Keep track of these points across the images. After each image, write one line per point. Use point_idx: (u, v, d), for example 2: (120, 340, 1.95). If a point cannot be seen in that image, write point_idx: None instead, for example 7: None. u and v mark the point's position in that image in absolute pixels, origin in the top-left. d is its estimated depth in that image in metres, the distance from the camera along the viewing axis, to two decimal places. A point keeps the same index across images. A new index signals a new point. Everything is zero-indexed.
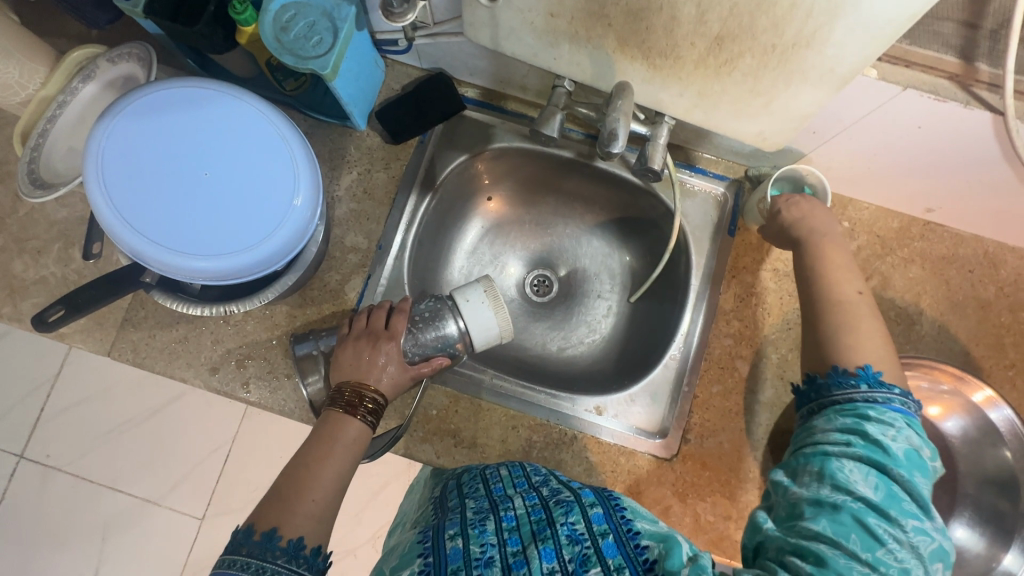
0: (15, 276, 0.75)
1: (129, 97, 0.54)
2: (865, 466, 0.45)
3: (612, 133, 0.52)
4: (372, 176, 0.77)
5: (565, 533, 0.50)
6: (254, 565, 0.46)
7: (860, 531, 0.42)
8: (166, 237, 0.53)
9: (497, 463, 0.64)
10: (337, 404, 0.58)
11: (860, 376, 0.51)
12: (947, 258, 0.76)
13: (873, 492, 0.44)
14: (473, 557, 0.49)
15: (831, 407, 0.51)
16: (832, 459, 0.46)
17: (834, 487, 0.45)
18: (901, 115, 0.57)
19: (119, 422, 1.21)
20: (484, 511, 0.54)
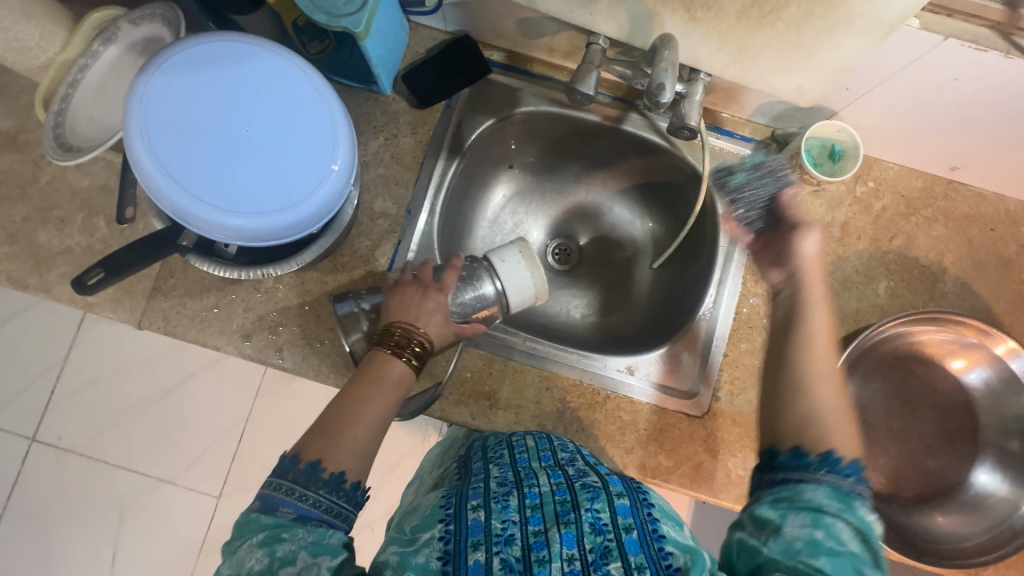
0: (40, 246, 0.74)
1: (173, 49, 0.53)
2: (856, 532, 0.43)
3: (660, 84, 0.52)
4: (399, 141, 0.77)
5: (589, 520, 0.45)
6: (298, 490, 0.47)
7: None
8: (206, 193, 0.53)
9: (524, 433, 0.62)
10: (385, 344, 0.57)
11: (823, 460, 0.46)
12: (970, 216, 0.77)
13: (860, 551, 0.42)
14: (493, 533, 0.45)
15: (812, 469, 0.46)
16: (827, 515, 0.43)
17: (826, 535, 0.42)
18: (940, 67, 0.57)
19: (128, 404, 1.14)
20: (508, 485, 0.49)
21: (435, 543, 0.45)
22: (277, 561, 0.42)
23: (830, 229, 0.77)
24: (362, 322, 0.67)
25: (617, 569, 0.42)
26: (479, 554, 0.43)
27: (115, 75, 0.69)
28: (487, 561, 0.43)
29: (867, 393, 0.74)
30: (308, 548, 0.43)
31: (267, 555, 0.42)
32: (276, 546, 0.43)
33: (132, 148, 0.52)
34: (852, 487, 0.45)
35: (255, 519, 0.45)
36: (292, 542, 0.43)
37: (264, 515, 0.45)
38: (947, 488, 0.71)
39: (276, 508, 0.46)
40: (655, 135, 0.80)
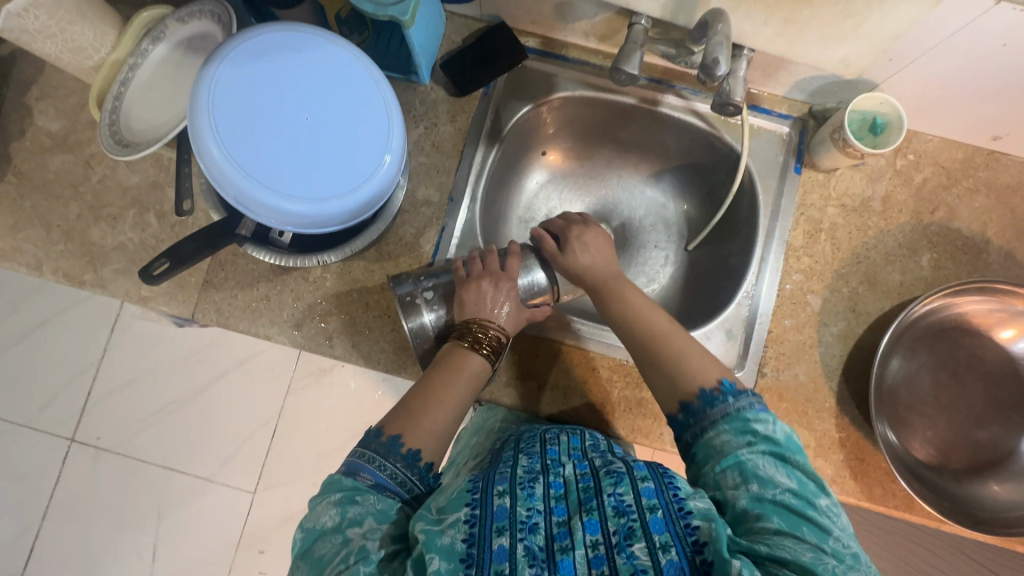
0: (94, 243, 0.76)
1: (239, 38, 0.55)
2: (770, 458, 0.49)
3: (715, 60, 0.55)
4: (439, 130, 0.78)
5: (612, 505, 0.47)
6: (377, 460, 0.52)
7: (808, 523, 0.46)
8: (267, 178, 0.54)
9: (556, 429, 0.63)
10: (464, 338, 0.62)
11: (724, 392, 0.53)
12: (1012, 186, 0.77)
13: (791, 480, 0.48)
14: (518, 520, 0.46)
15: (714, 420, 0.52)
16: (745, 459, 0.49)
17: (760, 484, 0.48)
18: (990, 32, 0.57)
19: (166, 403, 1.17)
20: (535, 472, 0.51)
21: (461, 526, 0.46)
22: (347, 520, 0.48)
23: (871, 203, 0.77)
24: (420, 304, 0.67)
25: (641, 549, 0.44)
26: (504, 539, 0.44)
27: (162, 72, 0.70)
28: (512, 547, 0.44)
29: (914, 366, 0.74)
30: (374, 514, 0.49)
31: (340, 514, 0.48)
32: (348, 507, 0.49)
33: (196, 131, 0.53)
34: (740, 411, 0.52)
35: (340, 480, 0.51)
36: (363, 506, 0.49)
37: (346, 477, 0.51)
38: (999, 457, 0.71)
39: (357, 472, 0.52)
40: (691, 115, 0.80)
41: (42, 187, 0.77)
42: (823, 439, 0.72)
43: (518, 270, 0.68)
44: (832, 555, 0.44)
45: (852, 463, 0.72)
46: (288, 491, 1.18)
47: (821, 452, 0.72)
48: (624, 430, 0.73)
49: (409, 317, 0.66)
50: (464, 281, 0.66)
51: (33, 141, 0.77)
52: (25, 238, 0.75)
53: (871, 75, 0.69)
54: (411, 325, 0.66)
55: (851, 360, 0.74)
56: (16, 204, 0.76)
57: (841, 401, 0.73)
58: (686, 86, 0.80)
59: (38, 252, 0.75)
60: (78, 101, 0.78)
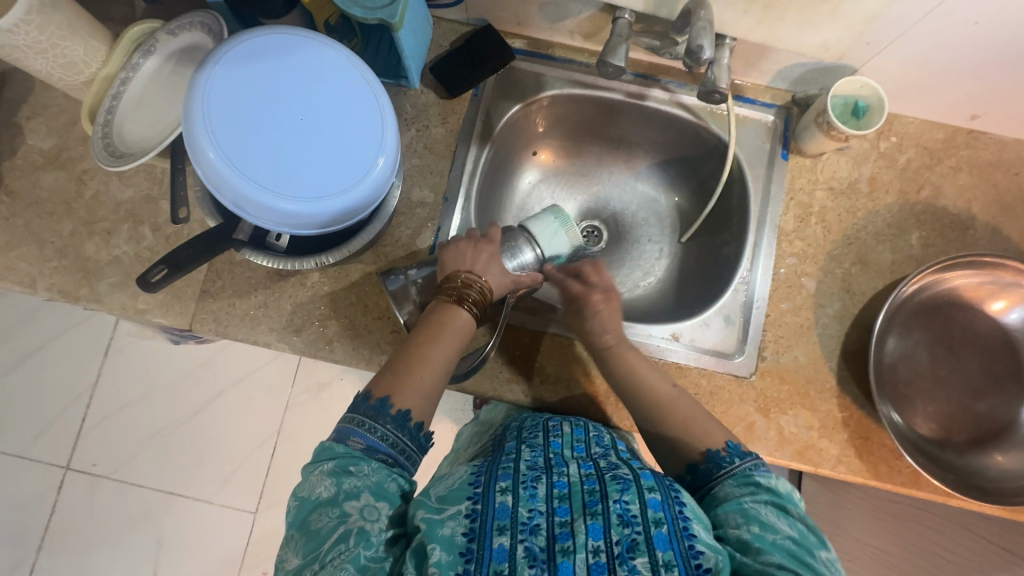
0: (88, 258, 0.75)
1: (230, 42, 0.56)
2: (772, 508, 0.50)
3: (699, 45, 0.57)
4: (431, 132, 0.78)
5: (617, 512, 0.46)
6: (367, 423, 0.53)
7: (804, 567, 0.45)
8: (264, 179, 0.54)
9: (560, 418, 0.64)
10: (448, 293, 0.62)
11: (730, 454, 0.56)
12: (993, 163, 0.79)
13: (791, 527, 0.48)
14: (520, 520, 0.46)
15: (720, 480, 0.55)
16: (748, 505, 0.50)
17: (761, 526, 0.48)
18: (962, 11, 0.59)
19: (163, 425, 1.23)
20: (538, 471, 0.51)
21: (461, 518, 0.46)
22: (344, 493, 0.47)
23: (858, 185, 0.78)
24: (412, 293, 0.69)
25: (643, 564, 0.43)
26: (504, 538, 0.44)
27: (154, 84, 0.71)
28: (512, 547, 0.44)
29: (910, 343, 0.75)
30: (370, 488, 0.48)
31: (335, 484, 0.48)
32: (343, 478, 0.49)
33: (192, 135, 0.54)
34: (746, 468, 0.54)
35: (330, 448, 0.52)
36: (358, 478, 0.49)
37: (337, 444, 0.52)
38: (1001, 429, 0.71)
39: (347, 438, 0.52)
40: (677, 107, 0.81)
41: (34, 205, 0.76)
42: (826, 419, 0.72)
43: (506, 257, 0.67)
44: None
45: (857, 442, 0.72)
46: None
47: (826, 433, 0.72)
48: (627, 422, 0.73)
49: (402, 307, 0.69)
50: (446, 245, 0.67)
51: (25, 160, 0.77)
52: (18, 256, 0.75)
53: (849, 59, 0.70)
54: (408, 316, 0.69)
55: (849, 341, 0.74)
56: (8, 222, 0.76)
57: (842, 381, 0.73)
58: (671, 79, 0.81)
59: (32, 270, 0.75)
60: (70, 118, 0.79)
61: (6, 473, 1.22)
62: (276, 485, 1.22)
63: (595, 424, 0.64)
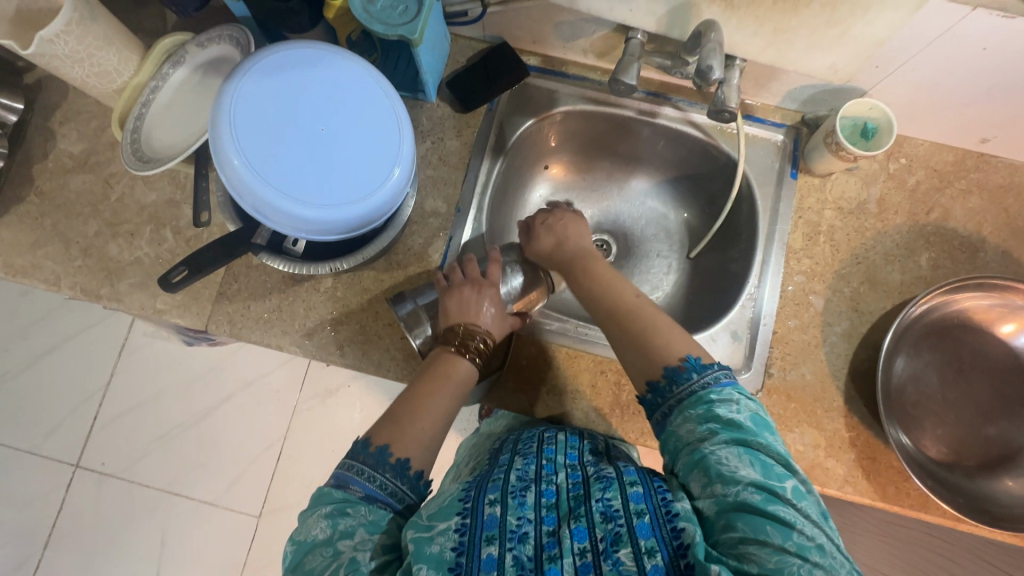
0: (111, 259, 0.78)
1: (257, 55, 0.58)
2: (735, 448, 0.49)
3: (709, 66, 0.58)
4: (445, 144, 0.80)
5: (600, 511, 0.49)
6: (366, 472, 0.53)
7: (773, 523, 0.44)
8: (287, 187, 0.56)
9: (555, 429, 0.63)
10: (450, 342, 0.63)
11: (689, 368, 0.55)
12: (1004, 187, 0.79)
13: (754, 471, 0.47)
14: (508, 529, 0.47)
15: (681, 401, 0.54)
16: (709, 453, 0.49)
17: (724, 481, 0.47)
18: (967, 37, 0.60)
19: (173, 425, 1.25)
20: (526, 480, 0.53)
21: (451, 533, 0.47)
22: (339, 533, 0.48)
23: (867, 205, 0.79)
24: (423, 320, 0.69)
25: (626, 554, 0.45)
26: (493, 548, 0.46)
27: (180, 93, 0.74)
28: (501, 556, 0.45)
29: (919, 364, 0.75)
30: (365, 526, 0.49)
31: (330, 526, 0.49)
32: (339, 519, 0.49)
33: (219, 144, 0.56)
34: (705, 395, 0.53)
35: (328, 493, 0.52)
36: (354, 518, 0.50)
37: (335, 490, 0.52)
38: (1011, 454, 0.70)
39: (347, 485, 0.52)
40: (688, 126, 0.83)
41: (62, 206, 0.79)
42: (833, 438, 0.72)
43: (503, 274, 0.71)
44: (794, 547, 0.43)
45: (864, 462, 0.71)
46: (294, 514, 1.22)
47: (832, 453, 0.72)
48: (635, 435, 0.73)
49: (414, 333, 0.68)
50: (447, 290, 0.68)
51: (55, 163, 0.80)
52: (45, 255, 0.78)
53: (859, 82, 0.71)
54: (417, 340, 0.68)
55: (857, 359, 0.74)
56: (36, 223, 0.78)
57: (849, 400, 0.73)
58: (682, 98, 0.83)
59: (57, 269, 0.77)
60: (100, 124, 0.82)
61: (16, 469, 1.24)
62: (281, 490, 1.23)
63: (590, 432, 0.65)
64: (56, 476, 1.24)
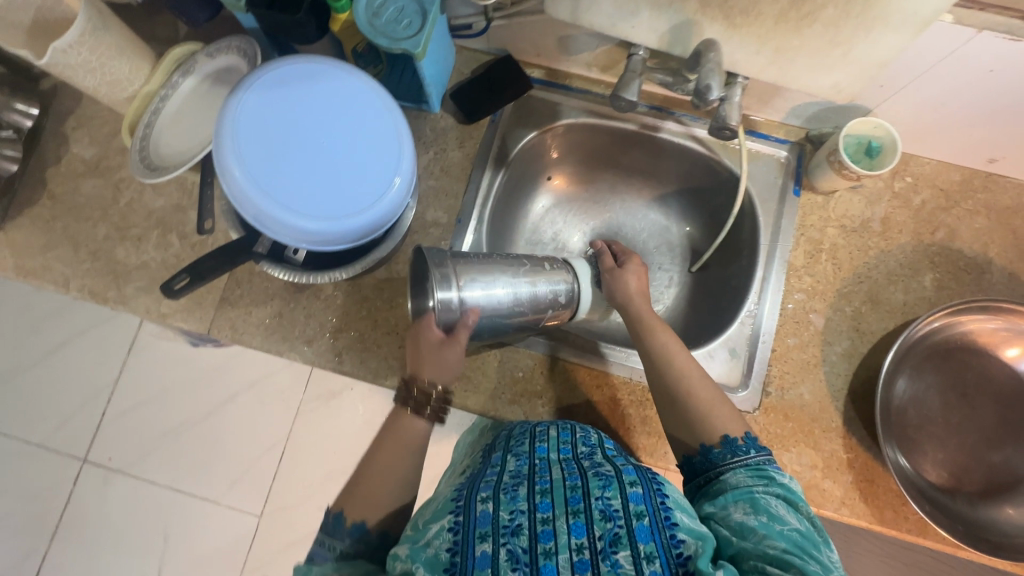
0: (119, 262, 0.79)
1: (261, 69, 0.59)
2: (785, 503, 0.49)
3: (707, 85, 0.58)
4: (448, 155, 0.81)
5: (599, 508, 0.48)
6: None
7: (816, 562, 0.45)
8: (285, 199, 0.57)
9: (549, 422, 0.63)
10: (406, 401, 0.62)
11: (747, 443, 0.55)
12: (1012, 208, 0.78)
13: (800, 521, 0.48)
14: (501, 525, 0.47)
15: (733, 463, 0.54)
16: (760, 497, 0.50)
17: (770, 517, 0.48)
18: (972, 59, 0.59)
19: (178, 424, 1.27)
20: (520, 477, 0.52)
21: (445, 534, 0.47)
22: None
23: (870, 224, 0.78)
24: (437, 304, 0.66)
25: (625, 558, 0.45)
26: (487, 545, 0.46)
27: (189, 101, 0.75)
28: (495, 553, 0.45)
29: (920, 386, 0.74)
30: None
31: None
32: None
33: (220, 155, 0.57)
34: (759, 458, 0.53)
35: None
36: None
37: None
38: (1014, 480, 0.69)
39: None
40: (690, 140, 0.83)
41: (73, 209, 0.81)
42: (831, 459, 0.71)
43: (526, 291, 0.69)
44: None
45: (861, 485, 0.71)
46: (295, 514, 1.23)
47: (829, 474, 0.71)
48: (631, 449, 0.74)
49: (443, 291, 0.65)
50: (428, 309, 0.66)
51: (67, 167, 0.82)
52: (55, 257, 0.80)
53: (864, 101, 0.71)
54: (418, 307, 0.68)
55: (857, 380, 0.74)
56: (47, 225, 0.80)
57: (848, 421, 0.72)
58: (685, 112, 0.83)
59: (66, 271, 0.79)
60: (112, 130, 0.83)
61: (25, 463, 1.27)
62: (281, 492, 1.24)
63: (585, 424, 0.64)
64: (63, 471, 1.26)
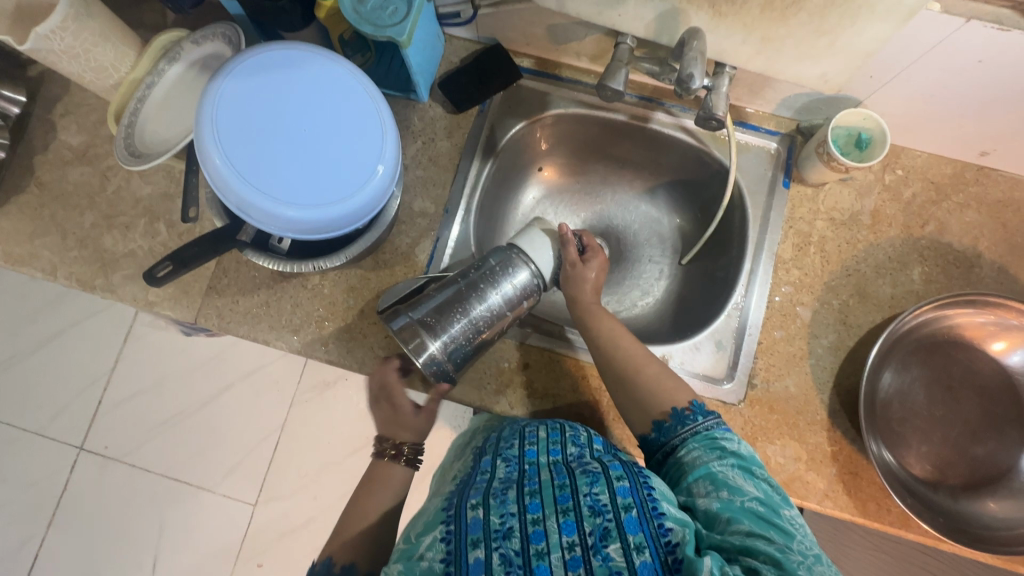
0: (106, 250, 0.79)
1: (242, 56, 0.59)
2: (739, 470, 0.50)
3: (690, 74, 0.58)
4: (436, 145, 0.81)
5: (587, 505, 0.48)
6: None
7: (775, 528, 0.46)
8: (267, 187, 0.57)
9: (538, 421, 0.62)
10: (384, 453, 0.66)
11: (694, 412, 0.56)
12: (1003, 201, 0.77)
13: (757, 488, 0.49)
14: (492, 529, 0.47)
15: (684, 437, 0.55)
16: (715, 470, 0.50)
17: (728, 491, 0.49)
18: (961, 50, 0.59)
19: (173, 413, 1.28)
20: (509, 480, 0.52)
21: (438, 546, 0.48)
22: None
23: (860, 217, 0.77)
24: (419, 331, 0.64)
25: (616, 550, 0.45)
26: (480, 551, 0.46)
27: (176, 88, 0.75)
28: (487, 558, 0.45)
29: (906, 379, 0.74)
30: None
31: None
32: None
33: (201, 143, 0.57)
34: (708, 429, 0.54)
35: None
36: None
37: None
38: (998, 474, 0.69)
39: None
40: (680, 131, 0.82)
41: (61, 197, 0.81)
42: (815, 452, 0.71)
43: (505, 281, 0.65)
44: (797, 552, 0.44)
45: (845, 477, 0.71)
46: (288, 503, 1.24)
47: (813, 467, 0.71)
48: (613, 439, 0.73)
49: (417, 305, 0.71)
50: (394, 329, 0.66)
51: (56, 154, 0.82)
52: (43, 245, 0.80)
53: (853, 91, 0.70)
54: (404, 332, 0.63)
55: (843, 373, 0.73)
56: (35, 213, 0.80)
57: (833, 415, 0.72)
58: (675, 103, 0.82)
59: (54, 258, 0.79)
60: (100, 117, 0.83)
61: (22, 450, 1.28)
62: (275, 481, 1.25)
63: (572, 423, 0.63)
64: (59, 458, 1.27)
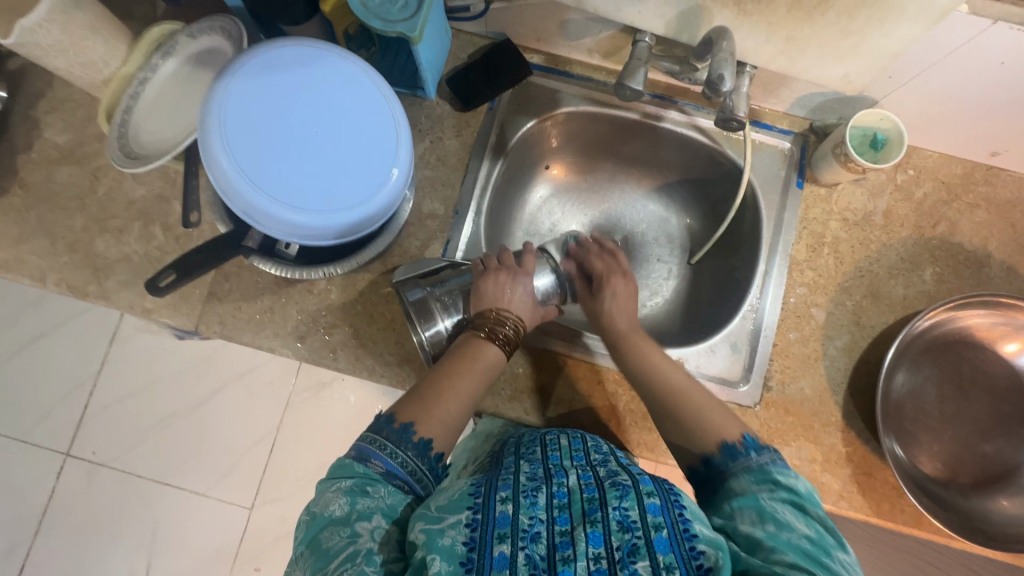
0: (98, 255, 0.75)
1: (249, 53, 0.56)
2: (791, 508, 0.48)
3: (720, 76, 0.56)
4: (444, 144, 0.78)
5: (616, 519, 0.46)
6: (389, 447, 0.52)
7: (823, 569, 0.43)
8: (279, 192, 0.54)
9: (558, 431, 0.64)
10: (480, 328, 0.63)
11: (747, 447, 0.54)
12: (1012, 201, 0.78)
13: (808, 527, 0.47)
14: (520, 528, 0.46)
15: (735, 472, 0.53)
16: (765, 504, 0.48)
17: (776, 525, 0.46)
18: (985, 52, 0.58)
19: (165, 415, 1.22)
20: (538, 481, 0.51)
21: (462, 527, 0.46)
22: (356, 513, 0.47)
23: (872, 217, 0.77)
24: (437, 310, 0.66)
25: (644, 567, 0.43)
26: (505, 547, 0.44)
27: (171, 84, 0.71)
28: (512, 555, 0.44)
29: (919, 379, 0.74)
30: (383, 510, 0.48)
31: (349, 504, 0.48)
32: (358, 498, 0.48)
33: (207, 145, 0.54)
34: (762, 463, 0.52)
35: (350, 466, 0.51)
36: (373, 499, 0.49)
37: (356, 463, 0.51)
38: (1007, 472, 0.70)
39: (369, 459, 0.51)
40: (693, 130, 0.81)
41: (48, 199, 0.77)
42: (830, 453, 0.72)
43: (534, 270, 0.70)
44: None
45: (860, 478, 0.71)
46: (288, 508, 1.21)
47: (828, 468, 0.71)
48: (631, 445, 0.73)
49: (425, 324, 0.66)
50: (481, 274, 0.67)
51: (40, 153, 0.78)
52: (29, 250, 0.75)
53: (870, 92, 0.70)
54: (427, 334, 0.66)
55: (857, 374, 0.74)
56: (20, 216, 0.76)
57: (847, 416, 0.72)
58: (688, 101, 0.80)
59: (42, 264, 0.75)
60: (87, 114, 0.79)
61: (7, 458, 1.23)
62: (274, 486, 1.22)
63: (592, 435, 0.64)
64: (47, 465, 1.22)
